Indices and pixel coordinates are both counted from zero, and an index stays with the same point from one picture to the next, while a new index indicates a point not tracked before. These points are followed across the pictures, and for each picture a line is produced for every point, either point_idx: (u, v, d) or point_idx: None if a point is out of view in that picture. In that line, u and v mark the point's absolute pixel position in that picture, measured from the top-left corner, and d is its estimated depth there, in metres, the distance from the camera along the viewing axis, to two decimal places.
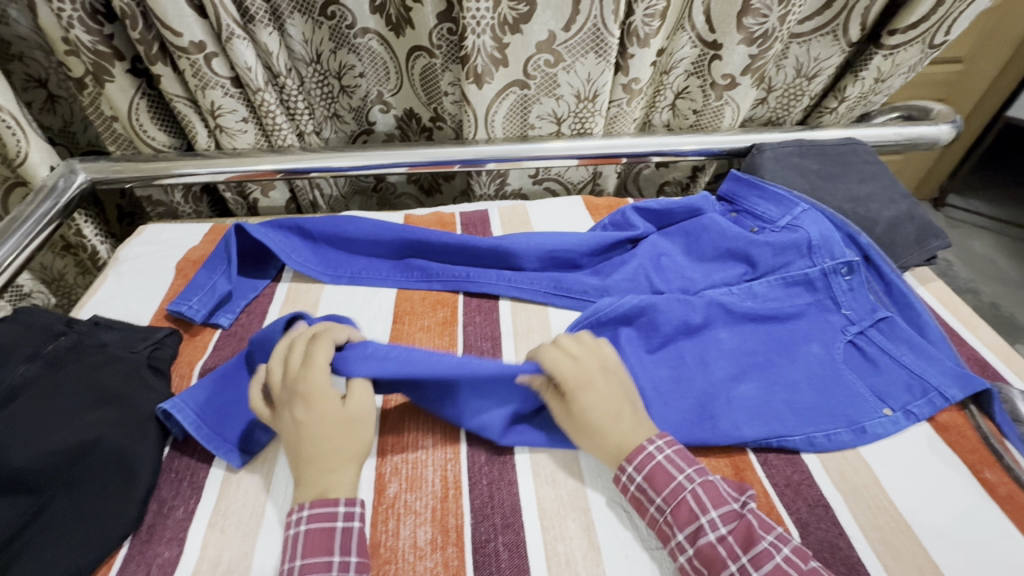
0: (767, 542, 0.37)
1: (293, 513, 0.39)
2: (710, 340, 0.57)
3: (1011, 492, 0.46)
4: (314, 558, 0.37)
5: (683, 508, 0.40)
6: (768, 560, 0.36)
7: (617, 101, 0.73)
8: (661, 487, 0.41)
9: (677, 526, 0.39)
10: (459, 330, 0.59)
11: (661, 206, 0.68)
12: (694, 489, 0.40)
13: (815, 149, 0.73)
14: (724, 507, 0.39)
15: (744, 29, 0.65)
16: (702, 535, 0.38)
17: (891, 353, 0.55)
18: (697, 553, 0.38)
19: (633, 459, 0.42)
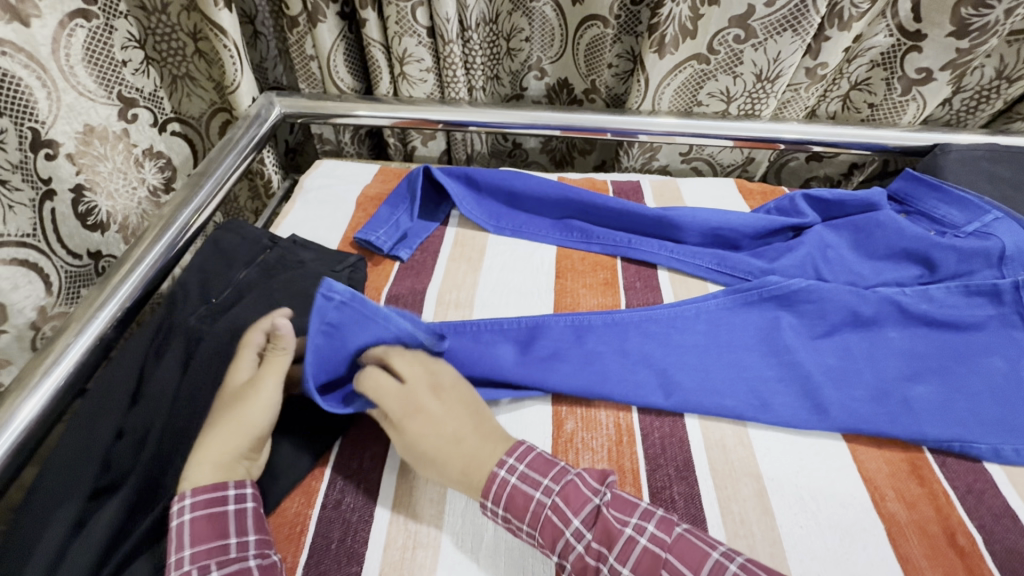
0: (628, 529, 0.37)
1: (174, 503, 0.38)
2: (881, 337, 0.55)
3: None
4: (214, 535, 0.37)
5: (549, 526, 0.39)
6: (631, 549, 0.36)
7: (796, 85, 0.71)
8: (522, 513, 0.39)
9: (551, 547, 0.38)
10: (621, 292, 0.60)
11: (836, 196, 0.66)
12: (553, 503, 0.39)
13: (1010, 155, 0.68)
14: (584, 511, 0.38)
15: (958, 19, 0.62)
16: (570, 549, 0.38)
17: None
18: (571, 567, 0.38)
19: (487, 491, 0.40)
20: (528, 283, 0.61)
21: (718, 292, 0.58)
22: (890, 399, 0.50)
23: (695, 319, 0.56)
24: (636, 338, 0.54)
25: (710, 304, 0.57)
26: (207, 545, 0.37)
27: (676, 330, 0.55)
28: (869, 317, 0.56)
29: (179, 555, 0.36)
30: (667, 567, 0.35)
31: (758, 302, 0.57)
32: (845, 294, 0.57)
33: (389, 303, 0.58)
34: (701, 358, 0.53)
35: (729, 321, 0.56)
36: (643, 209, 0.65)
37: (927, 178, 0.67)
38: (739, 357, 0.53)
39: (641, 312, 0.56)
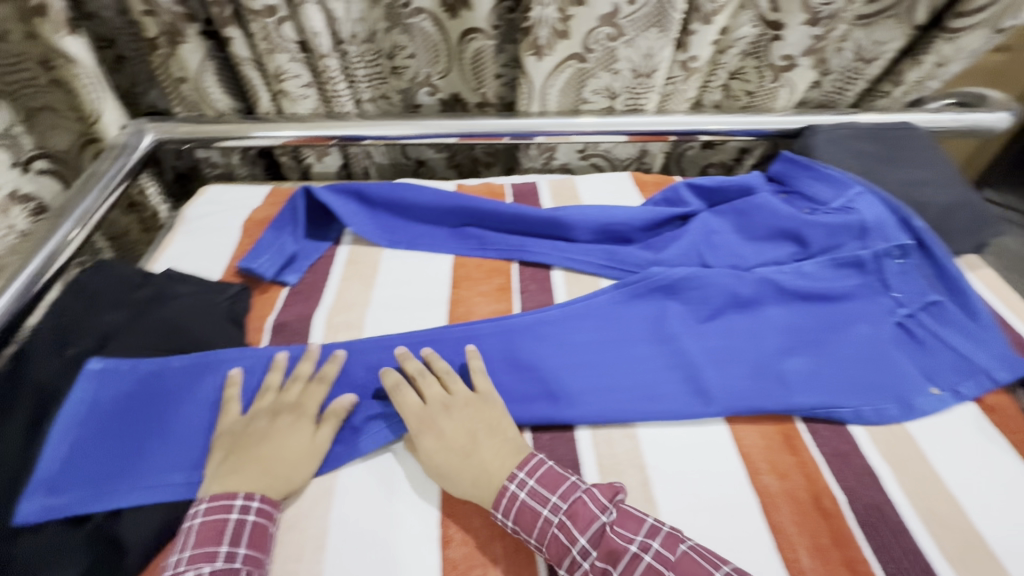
0: (633, 546, 0.38)
1: (251, 496, 0.41)
2: (761, 315, 0.58)
3: None
4: (257, 550, 0.40)
5: (555, 544, 0.39)
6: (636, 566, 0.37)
7: (673, 78, 0.73)
8: (530, 527, 0.40)
9: (558, 565, 0.39)
10: (516, 296, 0.61)
11: (714, 183, 0.69)
12: (561, 520, 0.40)
13: (871, 132, 0.72)
14: (590, 528, 0.39)
15: (808, 8, 0.66)
16: (576, 568, 0.38)
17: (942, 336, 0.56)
18: None
19: (499, 504, 0.42)
20: (422, 297, 0.60)
21: (608, 288, 0.59)
22: (767, 375, 0.53)
23: (586, 317, 0.57)
24: (528, 344, 0.54)
25: (600, 300, 0.58)
26: (256, 553, 0.39)
27: (567, 330, 0.55)
28: (748, 296, 0.59)
29: (229, 548, 0.39)
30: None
31: (646, 295, 0.58)
32: (724, 278, 0.59)
33: (275, 332, 0.56)
34: (590, 356, 0.54)
35: (620, 315, 0.57)
36: (533, 212, 0.65)
37: (800, 159, 0.70)
38: (629, 350, 0.55)
39: (532, 316, 0.56)
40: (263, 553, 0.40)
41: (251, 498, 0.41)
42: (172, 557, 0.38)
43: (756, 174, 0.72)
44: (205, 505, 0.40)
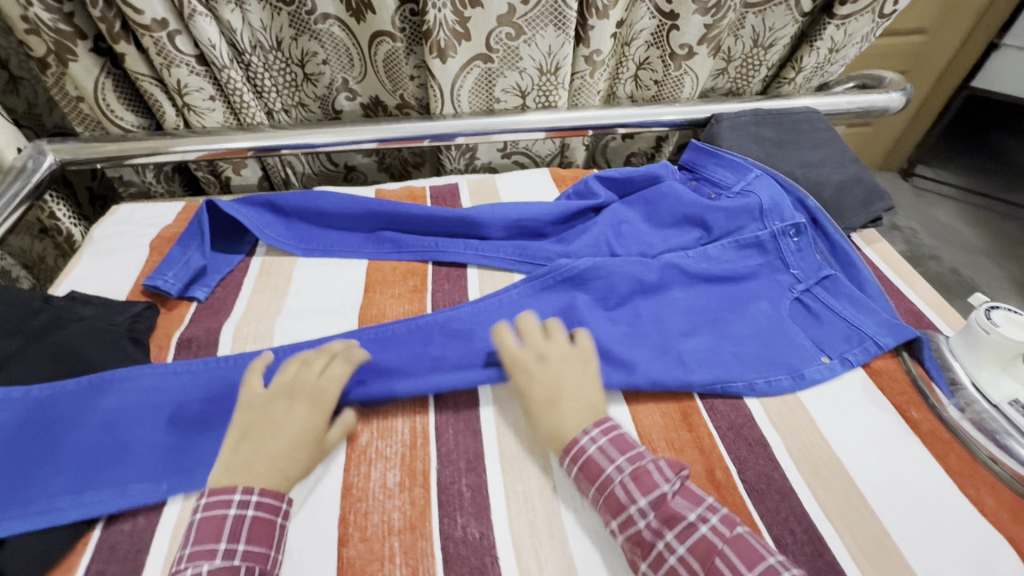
0: (693, 516, 0.39)
1: (244, 492, 0.40)
2: (666, 299, 0.60)
3: (933, 428, 0.50)
4: (258, 547, 0.38)
5: (614, 499, 0.41)
6: (694, 533, 0.38)
7: (580, 73, 0.75)
8: (594, 479, 0.43)
9: (613, 517, 0.41)
10: (429, 296, 0.61)
11: (623, 175, 0.71)
12: (624, 479, 0.42)
13: (771, 117, 0.76)
14: (651, 492, 0.41)
15: (698, 1, 0.68)
16: (630, 524, 0.40)
17: (835, 307, 0.58)
18: (626, 539, 0.40)
19: (568, 452, 0.44)
20: (333, 303, 0.60)
21: (519, 282, 0.61)
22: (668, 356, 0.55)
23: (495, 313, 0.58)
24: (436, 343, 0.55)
25: (510, 295, 0.59)
26: (255, 548, 0.38)
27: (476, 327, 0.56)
28: (654, 281, 0.61)
29: (228, 545, 0.38)
30: (721, 556, 0.37)
31: (554, 286, 0.60)
32: (629, 265, 0.61)
33: (180, 348, 0.55)
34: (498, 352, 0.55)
35: (530, 308, 0.58)
36: (446, 213, 0.66)
37: (707, 147, 0.73)
38: None
39: (442, 314, 0.56)
40: (266, 548, 0.39)
41: (248, 492, 0.40)
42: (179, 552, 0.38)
43: (665, 164, 0.74)
44: (206, 500, 0.39)
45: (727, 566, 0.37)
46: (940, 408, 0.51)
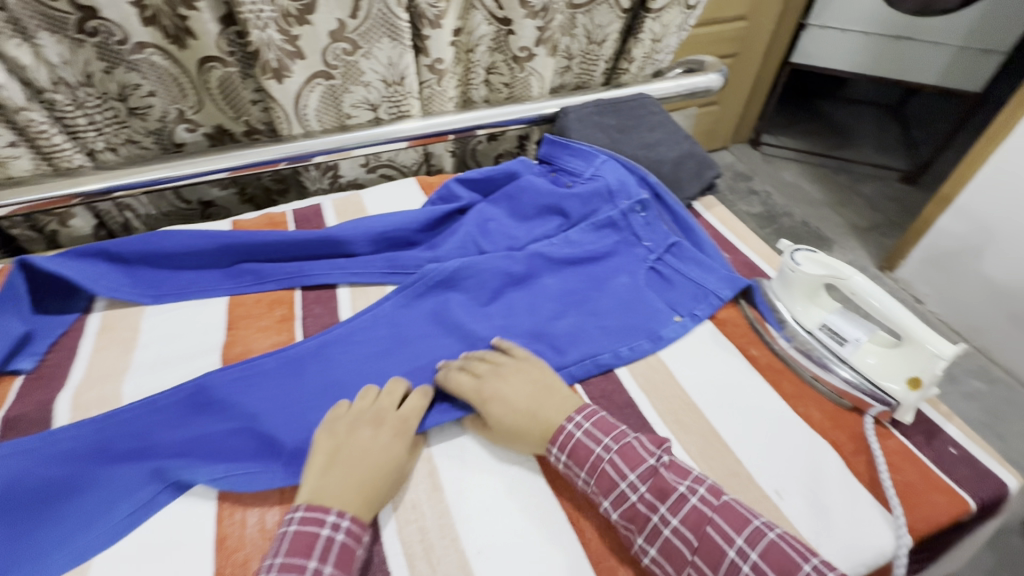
0: (682, 489, 0.43)
1: (341, 513, 0.41)
2: (536, 287, 0.63)
3: (770, 361, 0.57)
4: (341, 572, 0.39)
5: (604, 476, 0.45)
6: (686, 504, 0.42)
7: (427, 82, 0.76)
8: (582, 462, 0.46)
9: (605, 494, 0.45)
10: (298, 323, 0.59)
11: (483, 175, 0.73)
12: (611, 457, 0.45)
13: (611, 106, 0.82)
14: (640, 468, 0.45)
15: (524, 4, 0.73)
16: (624, 498, 0.44)
17: (683, 271, 0.65)
18: (620, 513, 0.44)
19: (556, 440, 0.47)
20: (192, 348, 0.56)
21: (391, 293, 0.60)
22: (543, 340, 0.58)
23: (369, 329, 0.57)
24: (309, 372, 0.53)
25: (383, 309, 0.59)
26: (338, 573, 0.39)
27: (350, 346, 0.55)
28: (521, 272, 0.63)
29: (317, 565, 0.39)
30: (712, 523, 0.41)
31: (426, 292, 0.60)
32: (497, 261, 0.63)
33: (6, 430, 0.49)
34: (375, 368, 0.54)
35: (405, 318, 0.58)
36: (306, 235, 0.64)
37: (559, 139, 0.77)
38: (413, 351, 0.56)
39: (314, 341, 0.55)
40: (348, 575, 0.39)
41: (341, 516, 0.41)
42: (268, 560, 0.39)
43: (524, 160, 0.77)
44: (300, 515, 0.41)
45: (720, 533, 0.41)
46: (775, 345, 0.57)
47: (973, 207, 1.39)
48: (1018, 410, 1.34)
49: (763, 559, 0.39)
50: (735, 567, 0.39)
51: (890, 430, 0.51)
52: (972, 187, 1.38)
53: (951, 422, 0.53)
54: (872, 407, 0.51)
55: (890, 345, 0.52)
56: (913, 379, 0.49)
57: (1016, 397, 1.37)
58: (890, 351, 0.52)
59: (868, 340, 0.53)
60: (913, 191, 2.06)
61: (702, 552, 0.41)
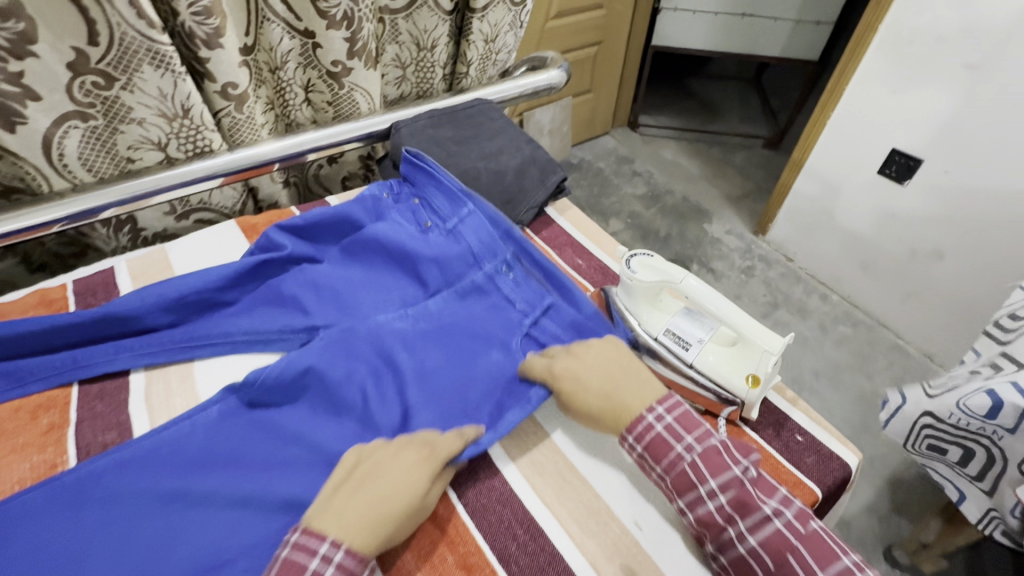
0: (766, 509, 0.41)
1: (335, 542, 0.38)
2: (389, 377, 0.52)
3: None
4: None
5: (683, 476, 0.43)
6: (767, 529, 0.40)
7: (224, 110, 0.66)
8: (662, 456, 0.45)
9: (680, 494, 0.43)
10: (71, 431, 0.49)
11: (307, 221, 0.63)
12: (693, 460, 0.43)
13: (446, 116, 0.76)
14: (723, 474, 0.42)
15: (322, 13, 0.65)
16: (701, 503, 0.42)
17: (562, 337, 0.56)
18: (697, 518, 0.42)
19: (634, 430, 0.46)
20: None
21: (221, 396, 0.50)
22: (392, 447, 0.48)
23: (174, 447, 0.47)
24: (92, 513, 0.42)
25: (206, 415, 0.49)
26: None
27: (145, 472, 0.45)
28: (373, 351, 0.54)
29: None
30: (795, 553, 0.39)
31: (248, 405, 0.50)
32: (344, 343, 0.53)
33: None
34: (167, 503, 0.43)
35: (225, 426, 0.48)
36: (84, 316, 0.52)
37: (422, 163, 0.67)
38: (233, 471, 0.45)
39: (105, 462, 0.45)
40: None
41: (336, 545, 0.38)
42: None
43: (367, 198, 0.67)
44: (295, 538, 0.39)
45: (802, 563, 0.38)
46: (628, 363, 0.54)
47: (821, 169, 1.50)
48: (880, 348, 1.48)
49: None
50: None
51: (742, 428, 0.50)
52: (817, 151, 1.49)
53: (796, 407, 0.53)
54: (723, 409, 0.50)
55: (727, 343, 0.51)
56: (751, 376, 0.49)
57: (877, 336, 1.51)
58: (728, 349, 0.51)
59: (709, 340, 0.51)
60: (776, 156, 2.22)
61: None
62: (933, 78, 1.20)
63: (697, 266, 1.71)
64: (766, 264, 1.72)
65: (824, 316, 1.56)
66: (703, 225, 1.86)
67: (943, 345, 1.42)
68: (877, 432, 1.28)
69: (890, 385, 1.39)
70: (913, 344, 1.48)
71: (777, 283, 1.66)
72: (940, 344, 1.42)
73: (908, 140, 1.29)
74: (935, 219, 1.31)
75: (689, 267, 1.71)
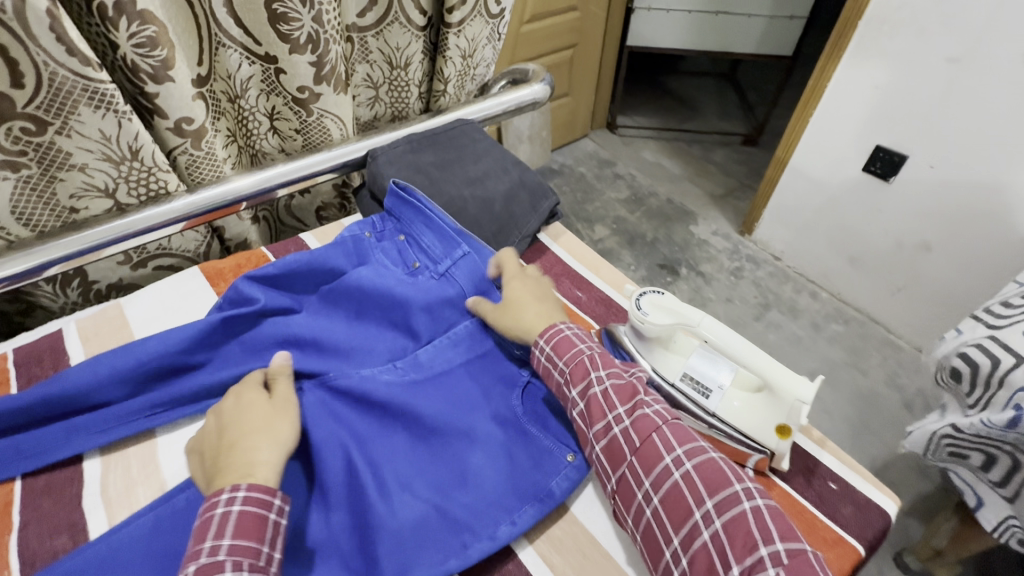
0: (693, 498, 0.39)
1: (227, 492, 0.39)
2: (402, 470, 0.48)
3: None
4: (246, 541, 0.37)
5: (614, 448, 0.43)
6: (641, 410, 0.43)
7: (181, 148, 0.60)
8: (598, 416, 0.44)
9: (575, 381, 0.46)
10: (13, 537, 0.42)
11: (281, 270, 0.56)
12: (622, 428, 0.43)
13: (426, 140, 0.71)
14: (610, 367, 0.47)
15: (284, 37, 0.59)
16: (626, 475, 0.42)
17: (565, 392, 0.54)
18: (617, 487, 0.42)
19: (546, 334, 0.50)
20: None
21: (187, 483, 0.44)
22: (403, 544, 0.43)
23: (138, 548, 0.41)
24: None
25: (174, 505, 0.43)
26: (246, 542, 0.37)
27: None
28: (372, 439, 0.49)
29: (217, 543, 0.37)
30: (659, 433, 0.42)
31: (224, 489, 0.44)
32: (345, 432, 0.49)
33: None
34: None
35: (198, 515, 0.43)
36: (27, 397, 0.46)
37: (412, 198, 0.62)
38: None
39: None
40: (255, 541, 0.38)
41: (234, 489, 0.39)
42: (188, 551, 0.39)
43: (348, 239, 0.61)
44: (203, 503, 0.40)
45: (663, 441, 0.42)
46: None
47: (805, 167, 1.49)
48: (873, 343, 1.47)
49: (695, 470, 0.40)
50: (667, 471, 0.40)
51: (772, 479, 0.46)
52: (800, 149, 1.48)
53: (825, 448, 0.49)
54: (749, 458, 0.46)
55: (752, 388, 0.47)
56: (782, 427, 0.46)
57: (869, 332, 1.50)
58: (754, 395, 0.47)
59: (731, 384, 0.48)
60: (755, 152, 2.21)
61: (641, 452, 0.42)
62: (915, 73, 1.19)
63: (687, 269, 1.69)
64: (754, 263, 1.70)
65: (816, 314, 1.55)
66: (689, 227, 1.84)
67: (935, 339, 1.41)
68: (876, 430, 1.27)
69: (886, 382, 1.38)
70: (905, 338, 1.48)
71: (767, 283, 1.64)
72: (932, 337, 1.42)
73: (891, 136, 1.28)
74: (921, 214, 1.30)
75: (678, 271, 1.69)
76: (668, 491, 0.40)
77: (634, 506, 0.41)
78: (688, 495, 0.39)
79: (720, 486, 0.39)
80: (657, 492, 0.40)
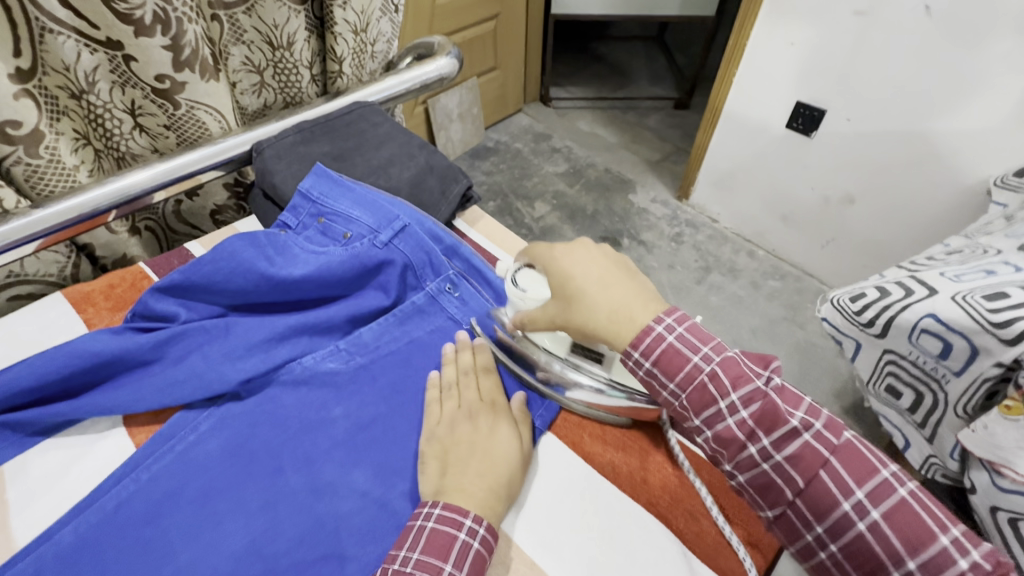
0: (885, 535, 0.35)
1: (426, 505, 0.40)
2: (305, 456, 0.44)
3: (614, 468, 0.48)
4: (429, 561, 0.37)
5: (770, 489, 0.38)
6: (810, 437, 0.37)
7: (14, 156, 0.52)
8: (733, 448, 0.38)
9: (698, 411, 0.40)
10: None
11: (188, 278, 0.50)
12: (776, 463, 0.37)
13: (321, 129, 0.65)
14: (744, 389, 0.38)
15: (123, 18, 0.50)
16: (786, 513, 0.38)
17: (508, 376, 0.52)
18: (777, 525, 0.39)
19: (640, 343, 0.41)
20: None
21: (75, 511, 0.40)
22: (314, 535, 0.40)
23: None
24: None
25: (59, 542, 0.39)
26: (430, 561, 0.37)
27: None
28: (275, 427, 0.46)
29: (406, 554, 0.38)
30: (829, 466, 0.36)
31: (117, 510, 0.40)
32: (257, 422, 0.46)
33: None
34: None
35: (87, 550, 0.38)
36: None
37: (342, 180, 0.58)
38: None
39: None
40: (441, 562, 0.37)
41: (434, 505, 0.40)
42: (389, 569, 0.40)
43: (261, 234, 0.53)
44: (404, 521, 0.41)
45: (835, 479, 0.36)
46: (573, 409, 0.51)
47: (733, 128, 1.50)
48: (808, 296, 1.53)
49: (884, 518, 0.35)
50: (849, 520, 0.35)
51: None
52: (727, 110, 1.49)
53: None
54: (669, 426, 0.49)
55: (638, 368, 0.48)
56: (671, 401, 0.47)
57: (804, 285, 1.55)
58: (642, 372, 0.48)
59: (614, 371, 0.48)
60: (688, 115, 2.22)
61: (807, 495, 0.37)
62: (827, 28, 1.21)
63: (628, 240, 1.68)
64: (693, 227, 1.72)
65: (754, 272, 1.59)
66: (628, 196, 1.83)
67: None
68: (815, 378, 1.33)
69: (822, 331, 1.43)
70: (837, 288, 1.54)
71: (706, 246, 1.66)
72: None
73: (811, 91, 1.30)
74: (844, 167, 1.34)
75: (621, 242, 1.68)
76: (849, 538, 0.36)
77: (802, 544, 0.38)
78: (879, 546, 0.35)
79: (921, 540, 0.34)
80: (831, 536, 0.36)
